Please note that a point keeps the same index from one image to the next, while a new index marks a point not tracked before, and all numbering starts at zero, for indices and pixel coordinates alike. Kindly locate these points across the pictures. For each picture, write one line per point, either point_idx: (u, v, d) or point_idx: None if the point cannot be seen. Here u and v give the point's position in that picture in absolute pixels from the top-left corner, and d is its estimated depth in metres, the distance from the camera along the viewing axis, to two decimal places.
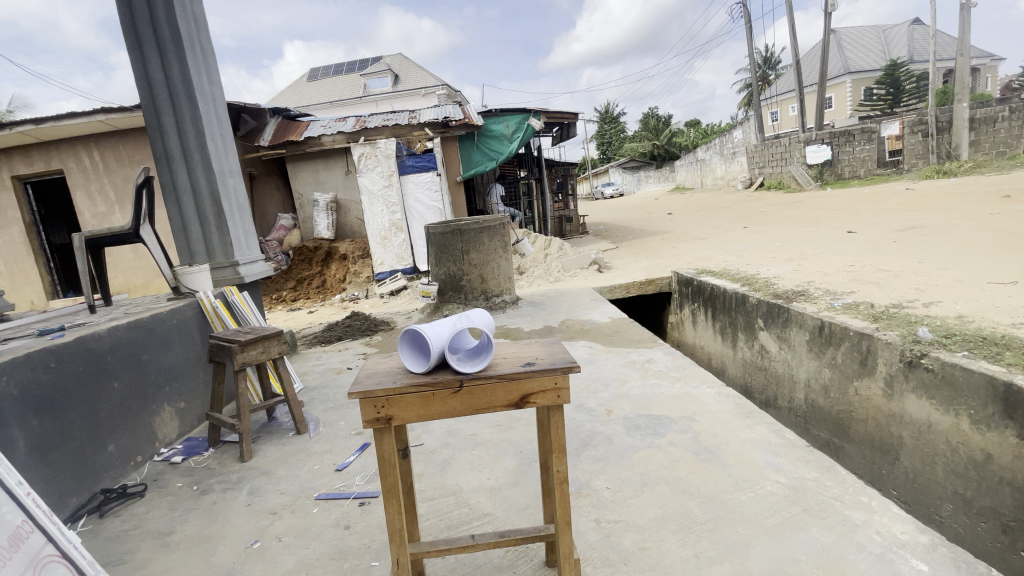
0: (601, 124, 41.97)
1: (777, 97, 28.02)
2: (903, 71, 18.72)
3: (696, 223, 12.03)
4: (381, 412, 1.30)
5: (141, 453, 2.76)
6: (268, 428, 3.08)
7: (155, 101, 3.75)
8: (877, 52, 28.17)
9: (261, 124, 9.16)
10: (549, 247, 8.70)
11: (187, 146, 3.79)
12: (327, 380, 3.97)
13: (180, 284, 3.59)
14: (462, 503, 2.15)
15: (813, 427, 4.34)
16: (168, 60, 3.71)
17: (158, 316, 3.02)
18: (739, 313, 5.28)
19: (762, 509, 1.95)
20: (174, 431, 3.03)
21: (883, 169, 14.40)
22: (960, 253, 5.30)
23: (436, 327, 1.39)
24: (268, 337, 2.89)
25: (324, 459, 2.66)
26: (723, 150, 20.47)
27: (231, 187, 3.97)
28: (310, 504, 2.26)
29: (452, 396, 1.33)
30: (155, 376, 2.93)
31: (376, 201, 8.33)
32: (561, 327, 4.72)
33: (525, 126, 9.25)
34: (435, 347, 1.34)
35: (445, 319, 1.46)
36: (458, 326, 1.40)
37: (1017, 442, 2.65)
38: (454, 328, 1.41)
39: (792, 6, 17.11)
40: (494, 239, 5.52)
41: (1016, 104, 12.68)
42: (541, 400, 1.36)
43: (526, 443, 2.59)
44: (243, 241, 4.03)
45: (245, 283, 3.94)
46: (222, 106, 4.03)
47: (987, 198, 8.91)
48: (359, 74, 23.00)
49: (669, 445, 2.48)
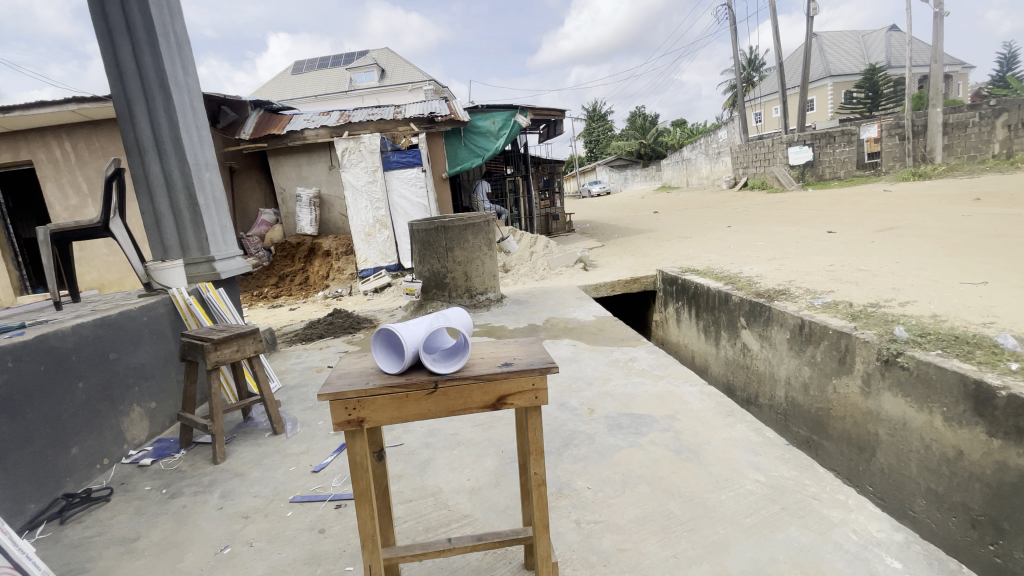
0: (588, 122, 42.10)
1: (761, 98, 28.39)
2: (883, 74, 19.09)
3: (681, 222, 12.12)
4: (352, 415, 1.26)
5: (108, 455, 2.67)
6: (243, 429, 3.01)
7: (126, 91, 3.63)
8: (857, 55, 28.69)
9: (242, 117, 8.98)
10: (535, 245, 8.68)
11: (160, 137, 3.67)
12: (306, 379, 3.89)
13: (153, 280, 3.48)
14: (441, 504, 2.11)
15: (794, 424, 4.38)
16: (140, 49, 3.59)
17: (127, 314, 2.92)
18: (722, 312, 5.31)
19: (741, 508, 1.95)
20: (145, 432, 2.94)
21: (862, 171, 14.67)
22: (936, 253, 5.40)
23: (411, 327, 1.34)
24: (243, 336, 2.82)
25: (300, 460, 2.60)
26: (708, 150, 20.66)
27: (206, 181, 3.86)
28: (284, 507, 2.21)
29: (426, 398, 1.29)
30: (124, 375, 2.84)
31: (359, 197, 8.22)
32: (545, 325, 4.70)
33: (511, 122, 9.19)
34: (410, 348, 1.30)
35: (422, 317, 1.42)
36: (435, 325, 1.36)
37: (987, 439, 2.67)
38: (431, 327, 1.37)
39: (776, 8, 17.32)
40: (479, 236, 5.48)
41: (989, 109, 13.01)
42: (518, 402, 1.33)
43: (507, 443, 2.56)
44: (219, 236, 3.92)
45: (221, 279, 3.84)
46: (197, 97, 3.91)
47: (961, 201, 9.12)
48: (344, 68, 22.72)
49: (651, 444, 2.48)
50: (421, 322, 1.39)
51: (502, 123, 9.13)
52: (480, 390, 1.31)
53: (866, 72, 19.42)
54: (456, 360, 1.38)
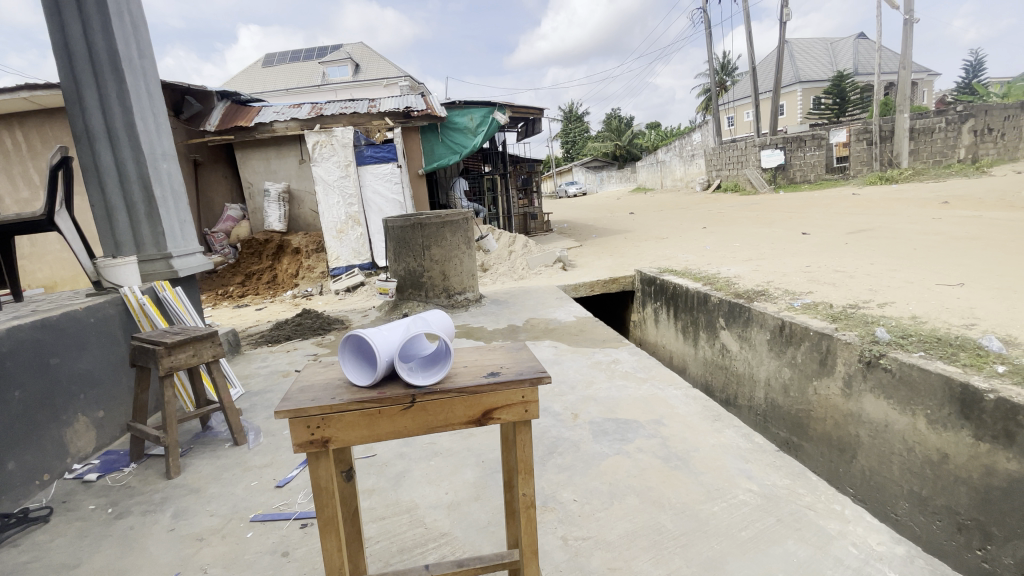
0: (565, 123, 42.20)
1: (733, 102, 28.93)
2: (850, 81, 19.65)
3: (658, 222, 12.16)
4: (315, 435, 1.10)
5: (48, 470, 2.39)
6: (201, 439, 2.79)
7: (73, 72, 3.32)
8: (825, 62, 29.50)
9: (207, 108, 8.58)
10: (513, 244, 8.55)
11: (112, 124, 3.38)
12: (272, 385, 3.67)
13: (102, 278, 3.21)
14: (416, 522, 1.95)
15: (772, 425, 4.36)
16: (90, 27, 3.29)
17: (70, 315, 2.64)
18: (701, 312, 5.27)
19: (736, 521, 1.85)
20: (90, 444, 2.67)
21: (831, 174, 15.04)
22: (908, 255, 5.50)
23: (383, 333, 1.19)
24: (201, 339, 2.60)
25: (262, 474, 2.40)
26: (683, 152, 20.89)
27: (163, 172, 3.60)
28: (244, 528, 2.01)
29: (401, 413, 1.14)
30: (67, 382, 2.56)
31: (331, 192, 7.95)
32: (525, 326, 4.57)
33: (489, 120, 9.03)
34: (383, 357, 1.15)
35: (397, 323, 1.27)
36: (411, 332, 1.22)
37: (972, 442, 2.67)
38: (407, 334, 1.23)
39: (750, 14, 17.63)
40: (458, 234, 5.31)
41: (952, 116, 13.48)
42: (507, 417, 1.19)
43: (488, 452, 2.42)
44: (177, 231, 3.66)
45: (178, 277, 3.58)
46: (154, 82, 3.62)
47: (928, 204, 9.37)
48: (317, 61, 22.15)
49: (638, 451, 2.36)
50: (395, 328, 1.24)
51: (480, 119, 8.96)
52: (462, 404, 1.16)
53: (834, 78, 19.96)
54: (436, 371, 1.24)
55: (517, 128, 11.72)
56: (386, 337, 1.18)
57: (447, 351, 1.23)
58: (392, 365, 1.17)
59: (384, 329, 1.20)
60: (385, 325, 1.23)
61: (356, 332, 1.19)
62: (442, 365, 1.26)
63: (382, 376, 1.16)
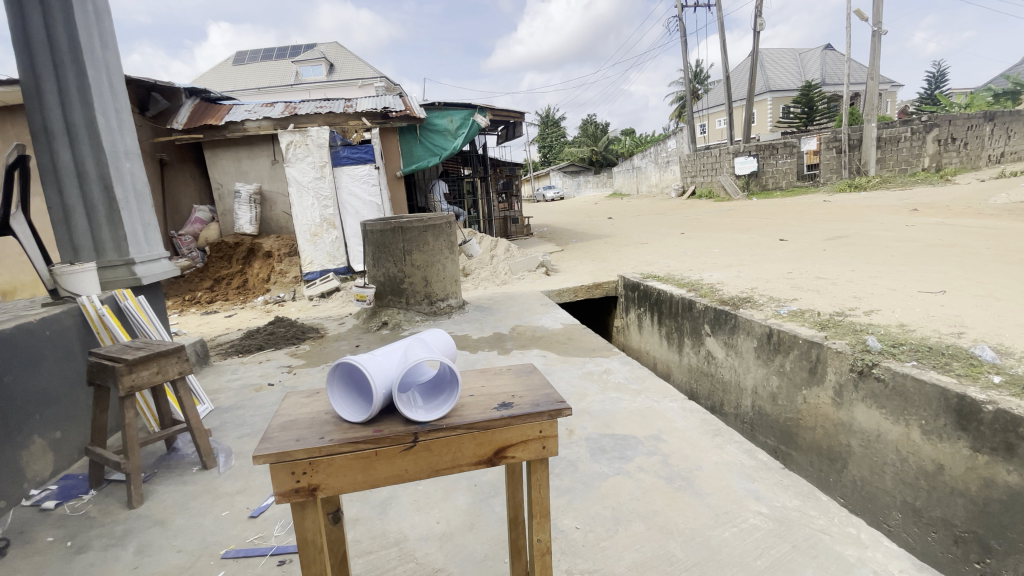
0: (541, 127, 42.30)
1: (707, 110, 29.48)
2: (818, 92, 20.24)
3: (637, 227, 12.20)
4: (301, 482, 0.95)
5: (4, 498, 2.11)
6: (166, 463, 2.55)
7: (32, 63, 3.04)
8: (794, 72, 30.36)
9: (174, 106, 8.20)
10: (494, 248, 8.40)
11: (71, 119, 3.10)
12: (243, 400, 3.43)
13: (59, 285, 2.89)
14: (406, 557, 1.79)
15: (758, 433, 4.29)
16: (48, 14, 3.02)
17: (24, 328, 2.35)
18: (686, 318, 5.15)
19: (750, 548, 1.74)
20: (48, 468, 2.37)
21: (802, 181, 15.41)
22: (886, 262, 5.57)
23: (376, 359, 1.03)
24: (166, 354, 2.36)
25: (234, 502, 2.19)
26: (659, 159, 21.11)
27: (126, 171, 3.33)
28: (213, 567, 1.81)
29: (402, 455, 0.99)
30: (19, 401, 2.26)
31: (306, 194, 7.67)
32: (510, 334, 4.42)
33: (469, 122, 8.83)
34: (377, 388, 1.00)
35: (393, 346, 1.12)
36: (410, 357, 1.06)
37: (970, 453, 2.66)
38: (404, 359, 1.08)
39: (723, 23, 17.97)
40: (440, 239, 5.13)
41: (916, 127, 13.96)
42: (521, 455, 1.05)
43: (480, 474, 2.27)
44: (141, 236, 3.40)
45: (142, 285, 3.31)
46: (118, 75, 3.35)
47: (898, 211, 9.62)
48: (290, 60, 21.62)
49: (639, 470, 2.24)
50: (389, 352, 1.09)
51: (460, 121, 8.80)
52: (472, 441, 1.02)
53: (803, 88, 20.50)
54: (440, 401, 1.09)
55: (496, 132, 11.61)
56: (377, 364, 1.03)
57: (451, 381, 1.08)
58: (388, 398, 1.02)
59: (376, 355, 1.05)
60: (377, 350, 1.08)
61: (343, 358, 1.03)
62: (446, 395, 1.11)
63: (375, 411, 1.01)
